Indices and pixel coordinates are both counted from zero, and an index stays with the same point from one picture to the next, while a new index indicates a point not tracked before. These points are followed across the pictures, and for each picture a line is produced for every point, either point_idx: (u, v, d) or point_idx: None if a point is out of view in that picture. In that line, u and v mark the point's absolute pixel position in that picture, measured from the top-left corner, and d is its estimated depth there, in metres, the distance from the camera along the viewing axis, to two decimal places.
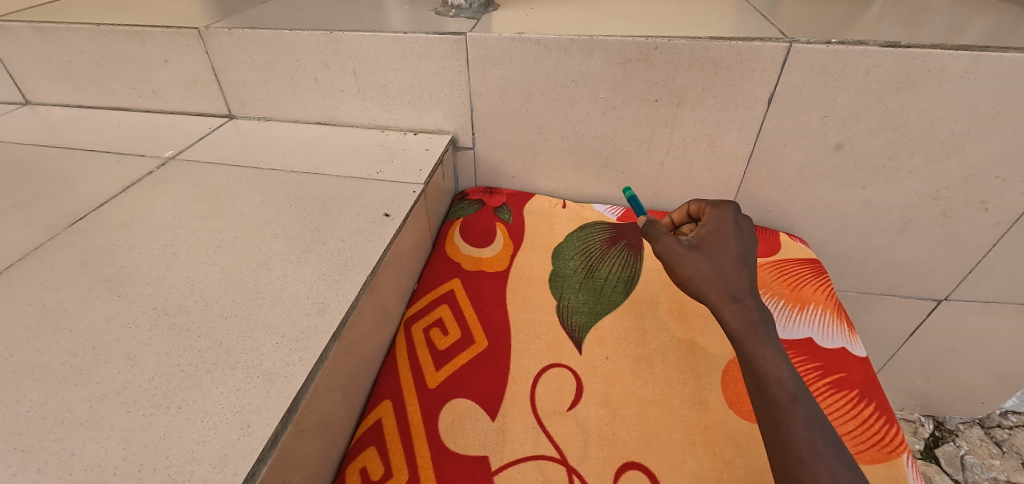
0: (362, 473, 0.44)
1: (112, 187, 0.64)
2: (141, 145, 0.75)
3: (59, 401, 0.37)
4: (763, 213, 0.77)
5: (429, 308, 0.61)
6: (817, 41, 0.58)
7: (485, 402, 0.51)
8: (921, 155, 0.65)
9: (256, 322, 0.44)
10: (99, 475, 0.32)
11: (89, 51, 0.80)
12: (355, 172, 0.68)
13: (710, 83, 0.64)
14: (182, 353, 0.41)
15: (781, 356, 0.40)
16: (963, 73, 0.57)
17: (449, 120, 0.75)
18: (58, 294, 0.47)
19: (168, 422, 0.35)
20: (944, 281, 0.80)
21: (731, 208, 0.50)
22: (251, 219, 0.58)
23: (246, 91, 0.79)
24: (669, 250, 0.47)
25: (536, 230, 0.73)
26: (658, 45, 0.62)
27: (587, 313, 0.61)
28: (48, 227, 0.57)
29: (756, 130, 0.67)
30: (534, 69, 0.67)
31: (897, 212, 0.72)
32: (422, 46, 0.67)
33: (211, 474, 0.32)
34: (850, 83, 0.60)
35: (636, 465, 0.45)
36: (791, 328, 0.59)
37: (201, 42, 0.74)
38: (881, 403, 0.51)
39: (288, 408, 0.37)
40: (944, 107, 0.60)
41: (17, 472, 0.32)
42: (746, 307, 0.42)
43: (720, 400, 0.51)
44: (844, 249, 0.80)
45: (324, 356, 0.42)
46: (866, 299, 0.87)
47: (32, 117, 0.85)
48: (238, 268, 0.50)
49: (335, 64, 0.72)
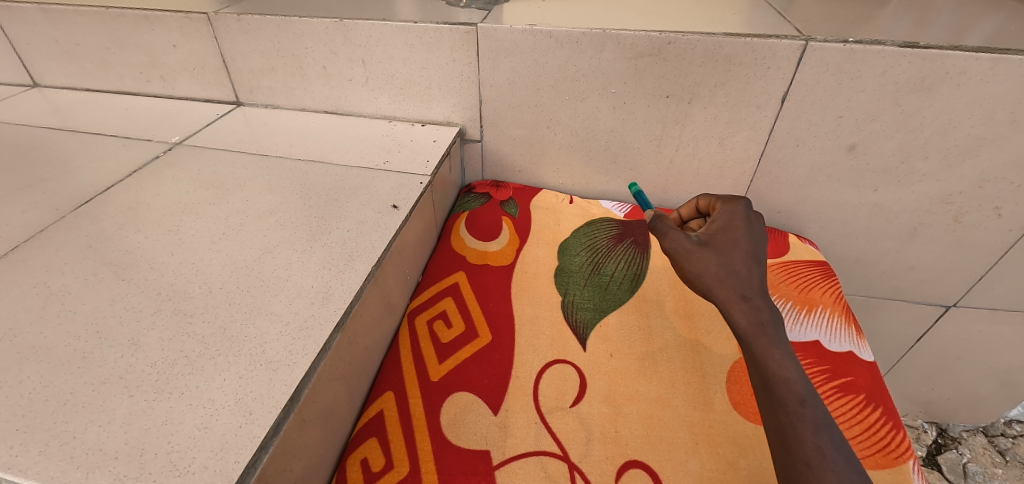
0: (363, 464, 0.44)
1: (118, 172, 0.64)
2: (147, 130, 0.75)
3: (62, 383, 0.37)
4: (772, 214, 0.76)
5: (433, 301, 0.61)
6: (834, 40, 0.57)
7: (487, 396, 0.50)
8: (935, 158, 0.64)
9: (260, 309, 0.44)
10: (101, 459, 0.32)
11: (97, 34, 0.80)
12: (362, 162, 0.67)
13: (722, 81, 0.63)
14: (186, 339, 0.41)
15: (791, 359, 0.40)
16: (981, 75, 0.56)
17: (457, 112, 0.75)
18: (62, 277, 0.47)
19: (170, 407, 0.35)
20: (953, 287, 0.79)
21: (742, 204, 0.49)
22: (257, 206, 0.58)
23: (254, 78, 0.79)
24: (677, 246, 0.46)
25: (542, 225, 0.73)
26: (672, 40, 0.61)
27: (592, 310, 0.60)
28: (54, 209, 0.57)
29: (768, 129, 0.66)
30: (545, 62, 0.66)
31: (908, 215, 0.71)
32: (432, 36, 0.67)
33: (212, 461, 0.32)
34: (866, 83, 0.59)
35: (638, 464, 0.45)
36: (798, 330, 0.59)
37: (210, 28, 0.74)
38: (889, 408, 0.50)
39: (290, 397, 0.37)
40: (962, 111, 0.59)
41: (18, 454, 0.32)
42: (756, 307, 0.42)
43: (724, 400, 0.50)
44: (852, 253, 0.79)
45: (327, 345, 0.41)
46: (874, 303, 0.86)
47: (40, 100, 0.85)
48: (243, 256, 0.50)
49: (344, 53, 0.72)
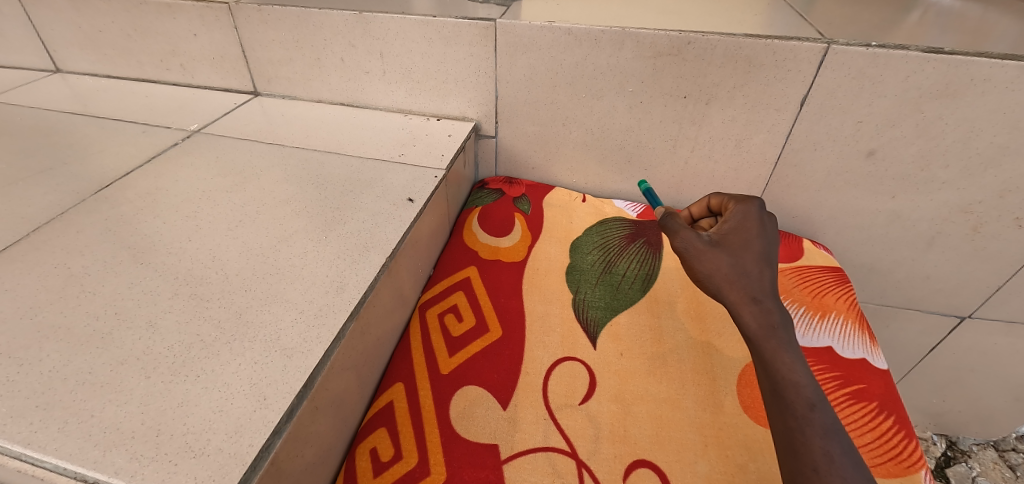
0: (373, 453, 0.45)
1: (137, 157, 0.65)
2: (166, 116, 0.76)
3: (81, 362, 0.37)
4: (787, 218, 0.75)
5: (444, 294, 0.61)
6: (857, 43, 0.57)
7: (497, 390, 0.50)
8: (956, 167, 0.63)
9: (276, 297, 0.44)
10: (118, 438, 0.32)
11: (120, 21, 0.81)
12: (377, 154, 0.68)
13: (742, 82, 0.62)
14: (202, 323, 0.41)
15: (801, 363, 0.39)
16: (1008, 83, 0.55)
17: (472, 107, 0.75)
18: (82, 259, 0.48)
19: (186, 390, 0.36)
20: (969, 298, 0.78)
21: (756, 204, 0.49)
22: (273, 195, 0.58)
23: (272, 69, 0.79)
24: (688, 245, 0.46)
25: (554, 222, 0.73)
26: (691, 40, 0.60)
27: (603, 308, 0.60)
28: (75, 192, 0.58)
29: (786, 132, 0.66)
30: (562, 59, 0.66)
31: (926, 224, 0.70)
32: (450, 31, 0.67)
33: (226, 443, 0.32)
34: (888, 88, 0.59)
35: (647, 463, 0.45)
36: (811, 335, 0.58)
37: (231, 18, 0.75)
38: (901, 417, 0.50)
39: (305, 384, 0.37)
40: (985, 119, 0.58)
41: (38, 430, 0.32)
42: (767, 309, 0.42)
43: (735, 403, 0.50)
44: (867, 260, 0.78)
45: (342, 334, 0.42)
46: (887, 311, 0.85)
47: (62, 85, 0.86)
48: (259, 243, 0.51)
49: (362, 45, 0.72)
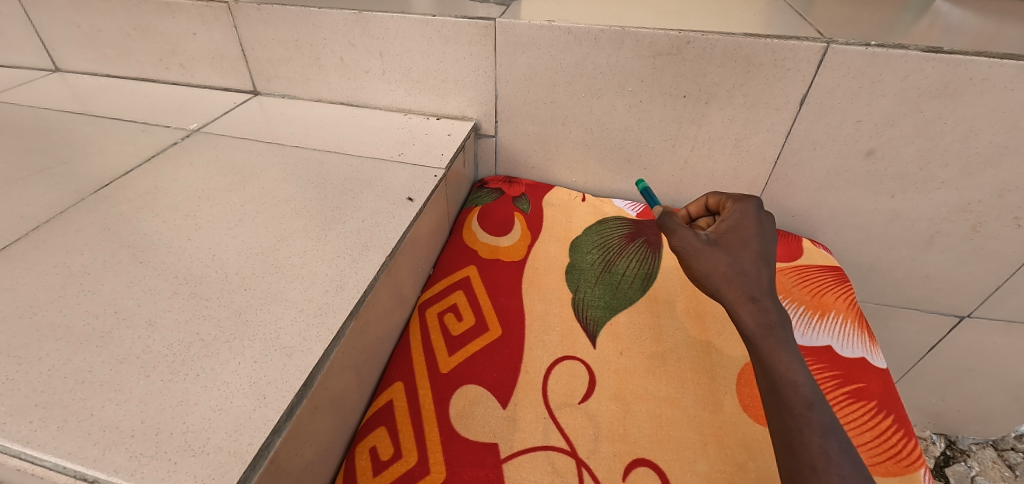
0: (372, 452, 0.45)
1: (137, 157, 0.65)
2: (166, 115, 0.76)
3: (81, 361, 0.37)
4: (786, 217, 0.76)
5: (443, 294, 0.61)
6: (856, 42, 0.57)
7: (496, 390, 0.50)
8: (955, 166, 0.63)
9: (276, 296, 0.44)
10: (117, 436, 0.32)
11: (119, 20, 0.81)
12: (377, 153, 0.68)
13: (741, 82, 0.62)
14: (202, 322, 0.41)
15: (799, 362, 0.39)
16: (1007, 82, 0.55)
17: (472, 106, 0.75)
18: (81, 258, 0.48)
19: (186, 388, 0.36)
20: (968, 297, 0.78)
21: (753, 203, 0.49)
22: (273, 194, 0.58)
23: (272, 68, 0.79)
24: (686, 244, 0.46)
25: (554, 222, 0.73)
26: (691, 40, 0.60)
27: (602, 308, 0.60)
28: (74, 191, 0.58)
29: (786, 131, 0.66)
30: (562, 59, 0.66)
31: (925, 223, 0.70)
32: (450, 30, 0.67)
33: (226, 442, 0.32)
34: (887, 87, 0.59)
35: (647, 462, 0.45)
36: (810, 334, 0.58)
37: (230, 17, 0.75)
38: (900, 416, 0.50)
39: (305, 383, 0.37)
40: (984, 118, 0.58)
41: (38, 429, 0.32)
42: (764, 308, 0.42)
43: (734, 402, 0.50)
44: (866, 260, 0.78)
45: (341, 333, 0.42)
46: (887, 311, 0.85)
47: (61, 84, 0.86)
48: (259, 242, 0.51)
49: (361, 45, 0.72)
